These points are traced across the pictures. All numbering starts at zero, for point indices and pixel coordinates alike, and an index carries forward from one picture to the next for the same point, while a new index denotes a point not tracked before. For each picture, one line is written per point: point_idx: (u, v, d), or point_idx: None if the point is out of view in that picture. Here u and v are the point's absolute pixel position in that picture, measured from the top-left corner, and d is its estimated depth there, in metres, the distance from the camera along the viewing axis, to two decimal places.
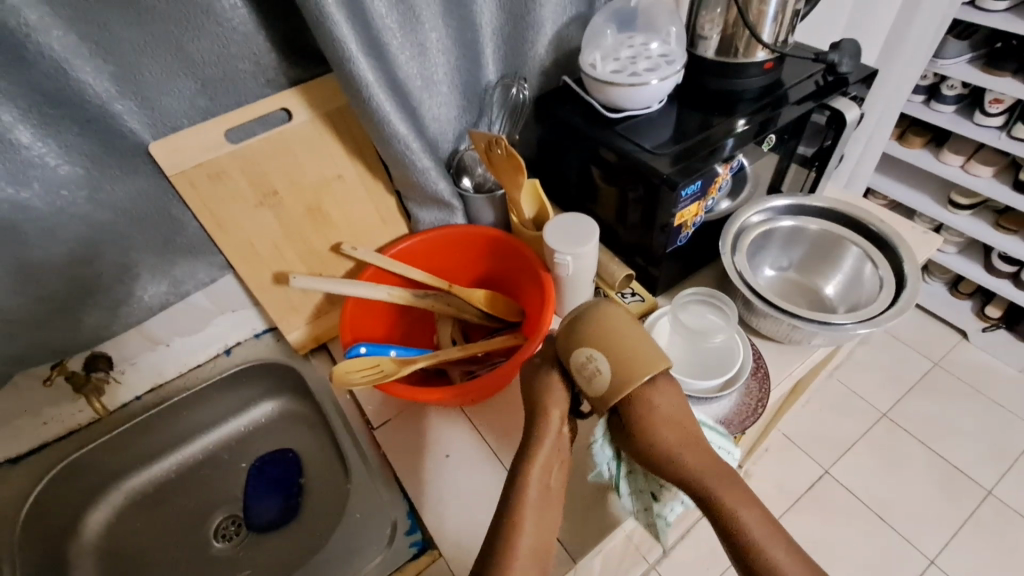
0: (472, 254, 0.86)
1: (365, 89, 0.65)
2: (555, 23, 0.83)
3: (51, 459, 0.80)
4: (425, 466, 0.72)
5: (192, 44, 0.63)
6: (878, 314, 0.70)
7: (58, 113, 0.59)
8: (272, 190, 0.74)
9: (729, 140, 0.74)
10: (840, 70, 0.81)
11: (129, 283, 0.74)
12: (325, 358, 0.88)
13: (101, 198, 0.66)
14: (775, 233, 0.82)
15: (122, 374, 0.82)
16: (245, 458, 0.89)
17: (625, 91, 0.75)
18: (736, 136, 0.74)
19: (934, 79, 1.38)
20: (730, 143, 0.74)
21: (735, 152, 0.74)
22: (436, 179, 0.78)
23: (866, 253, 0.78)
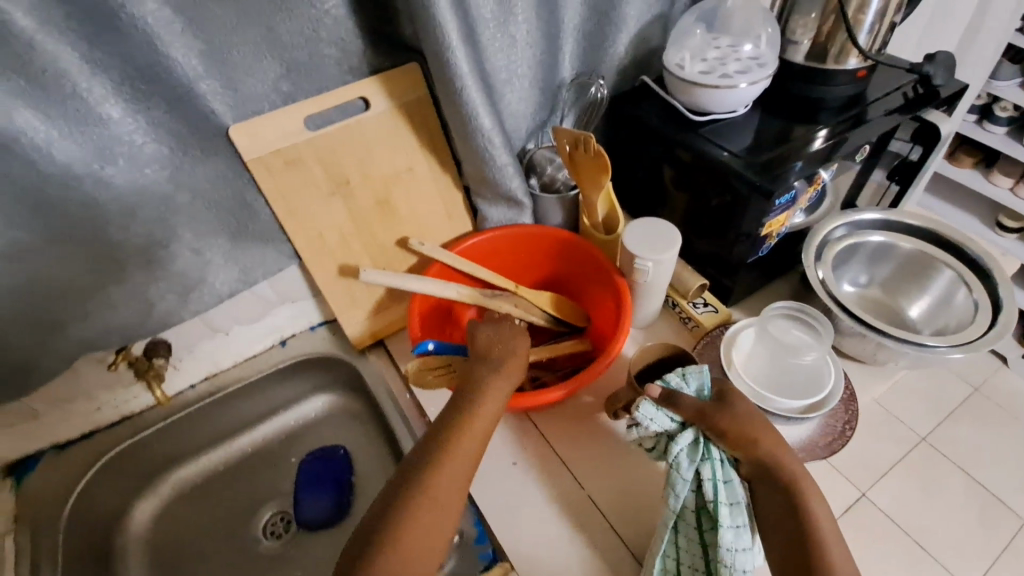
0: (539, 255, 0.84)
1: (456, 79, 0.63)
2: (637, 22, 0.80)
3: (103, 445, 0.78)
4: (495, 472, 0.71)
5: (283, 24, 0.61)
6: (974, 339, 0.68)
7: (149, 90, 0.57)
8: (346, 180, 0.73)
9: (799, 162, 0.70)
10: (933, 83, 0.77)
11: (201, 269, 0.71)
12: (383, 354, 0.86)
13: (183, 180, 0.64)
14: (861, 248, 0.79)
15: (179, 361, 0.80)
16: (294, 452, 0.87)
17: (712, 93, 0.72)
18: (805, 160, 0.70)
19: (986, 99, 1.33)
20: (799, 167, 0.70)
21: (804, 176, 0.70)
22: (511, 177, 0.76)
23: (961, 276, 0.74)
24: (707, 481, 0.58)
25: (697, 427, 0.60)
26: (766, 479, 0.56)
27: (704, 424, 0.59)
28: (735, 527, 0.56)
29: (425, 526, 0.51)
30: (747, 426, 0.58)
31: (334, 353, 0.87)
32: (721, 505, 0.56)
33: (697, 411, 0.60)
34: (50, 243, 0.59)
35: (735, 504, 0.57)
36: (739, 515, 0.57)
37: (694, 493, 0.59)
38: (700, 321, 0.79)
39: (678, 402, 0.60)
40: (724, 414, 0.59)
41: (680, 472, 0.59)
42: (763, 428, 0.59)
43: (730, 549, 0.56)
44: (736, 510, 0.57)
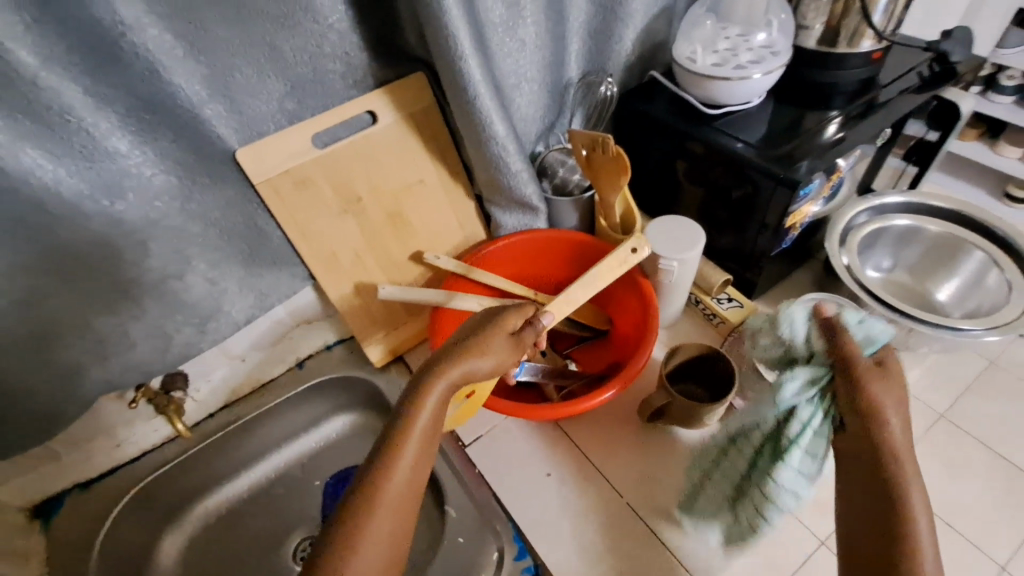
0: (556, 259, 0.82)
1: (469, 87, 0.61)
2: (644, 15, 0.78)
3: (128, 481, 0.78)
4: (528, 485, 0.69)
5: (286, 43, 0.59)
6: (1009, 320, 0.66)
7: (155, 120, 0.55)
8: (356, 196, 0.72)
9: (805, 162, 0.67)
10: (951, 59, 0.76)
11: (217, 298, 0.69)
12: (404, 370, 0.84)
13: (193, 209, 0.62)
14: (885, 232, 0.77)
15: (196, 392, 0.79)
16: (319, 475, 0.85)
17: (726, 85, 0.71)
18: (810, 159, 0.67)
19: (991, 69, 1.30)
20: (805, 167, 0.66)
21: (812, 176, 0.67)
22: (526, 182, 0.74)
23: (992, 257, 0.72)
24: (799, 424, 0.53)
25: (831, 368, 0.52)
26: (866, 461, 0.49)
27: (845, 368, 0.51)
28: (799, 468, 0.54)
29: (388, 513, 0.46)
30: (878, 402, 0.49)
31: (352, 372, 0.85)
32: (796, 447, 0.53)
33: (845, 360, 0.51)
34: (64, 285, 0.57)
35: (810, 453, 0.53)
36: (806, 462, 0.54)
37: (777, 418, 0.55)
38: (726, 317, 0.77)
39: (837, 334, 0.52)
40: (869, 372, 0.50)
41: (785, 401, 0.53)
42: (900, 407, 0.49)
43: (781, 485, 0.54)
44: (808, 455, 0.54)
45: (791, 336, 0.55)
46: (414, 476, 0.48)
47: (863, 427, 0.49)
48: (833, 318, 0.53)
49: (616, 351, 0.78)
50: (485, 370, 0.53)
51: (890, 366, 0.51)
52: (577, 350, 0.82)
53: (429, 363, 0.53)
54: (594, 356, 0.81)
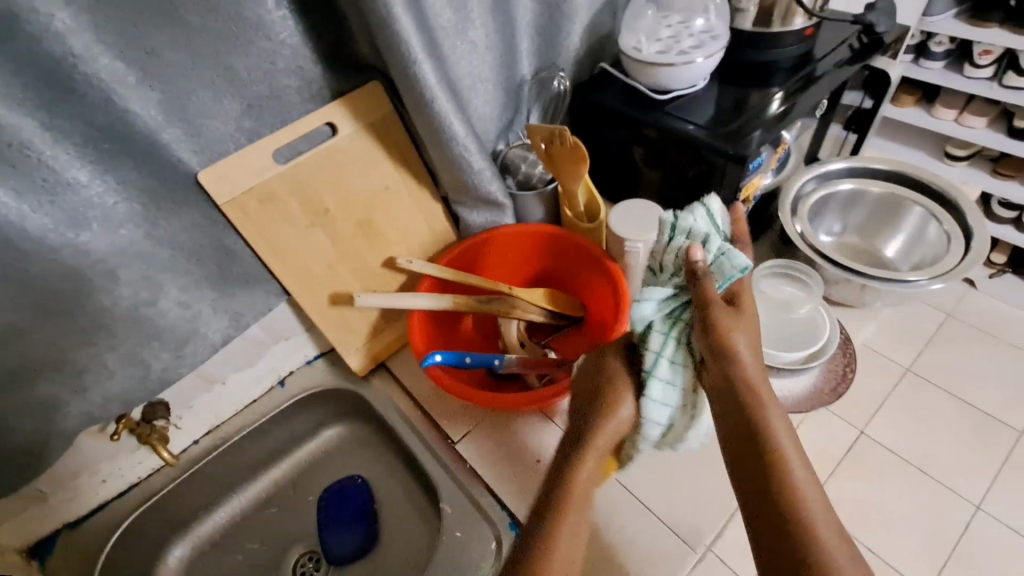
0: (527, 253, 0.85)
1: (425, 92, 0.62)
2: (588, 10, 0.81)
3: (116, 516, 0.77)
4: (518, 473, 0.71)
5: (240, 62, 0.59)
6: (952, 268, 0.71)
7: (113, 148, 0.55)
8: (323, 208, 0.73)
9: (757, 132, 0.71)
10: (877, 31, 0.79)
11: (192, 321, 0.69)
12: (387, 376, 0.85)
13: (159, 235, 0.62)
14: (833, 198, 0.81)
15: (179, 420, 0.78)
16: (311, 490, 0.86)
17: (671, 71, 0.74)
18: (762, 127, 0.72)
19: (921, 37, 1.37)
20: (758, 136, 0.71)
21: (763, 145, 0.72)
22: (490, 180, 0.76)
23: (930, 212, 0.77)
24: (658, 337, 0.56)
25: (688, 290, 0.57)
26: (731, 403, 0.51)
27: (699, 295, 0.54)
28: (665, 384, 0.55)
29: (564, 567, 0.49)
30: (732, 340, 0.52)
31: (336, 384, 0.86)
32: (661, 359, 0.55)
33: (707, 298, 0.54)
34: (32, 321, 0.56)
35: (678, 367, 0.55)
36: (673, 380, 0.55)
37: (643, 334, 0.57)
38: None
39: (700, 270, 0.55)
40: (709, 296, 0.54)
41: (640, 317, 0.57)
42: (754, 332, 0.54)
43: (648, 399, 0.55)
44: (673, 371, 0.55)
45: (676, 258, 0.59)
46: (575, 540, 0.51)
47: (708, 348, 0.53)
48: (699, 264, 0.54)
49: (594, 335, 0.81)
50: (626, 419, 0.56)
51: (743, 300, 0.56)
52: (554, 339, 0.84)
53: (580, 416, 0.57)
54: (571, 343, 0.83)
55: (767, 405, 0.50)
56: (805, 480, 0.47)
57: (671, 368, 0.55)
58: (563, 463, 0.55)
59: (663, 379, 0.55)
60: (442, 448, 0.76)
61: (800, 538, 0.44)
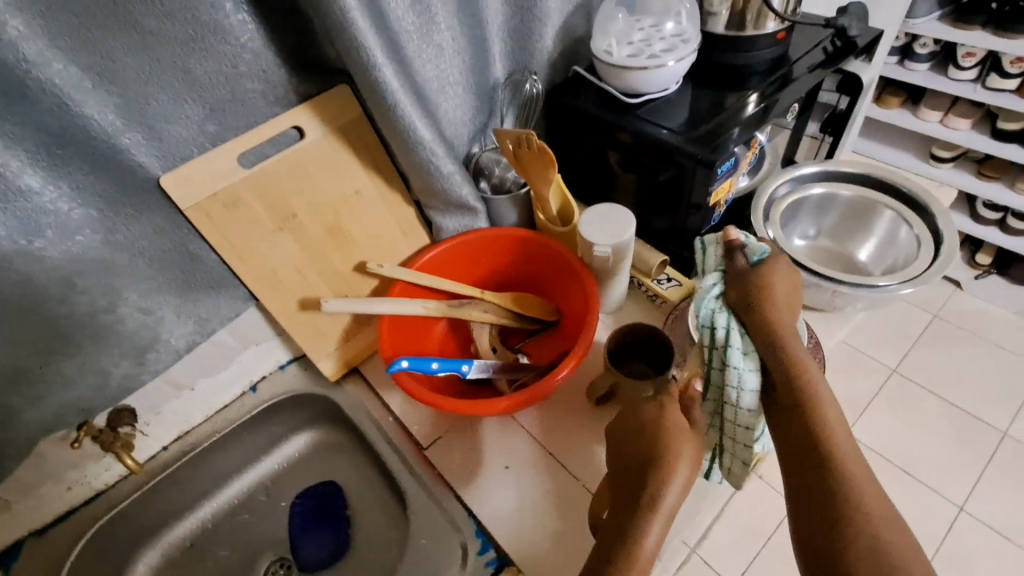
0: (500, 257, 0.84)
1: (388, 96, 0.62)
2: (561, 13, 0.80)
3: (83, 524, 0.76)
4: (522, 480, 0.70)
5: (200, 66, 0.58)
6: (922, 272, 0.70)
7: (67, 153, 0.54)
8: (291, 213, 0.72)
9: (735, 129, 0.72)
10: (849, 34, 0.80)
11: (154, 327, 0.68)
12: (360, 381, 0.85)
13: (118, 241, 0.61)
14: (805, 202, 0.81)
15: (147, 426, 0.78)
16: (284, 496, 0.85)
17: (642, 75, 0.73)
18: (741, 124, 0.72)
19: (906, 39, 1.36)
20: (737, 132, 0.72)
21: (741, 141, 0.72)
22: (460, 184, 0.75)
23: (901, 215, 0.77)
24: (720, 328, 0.61)
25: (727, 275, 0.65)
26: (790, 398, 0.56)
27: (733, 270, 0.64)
28: (746, 368, 0.59)
29: None
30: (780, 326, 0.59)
31: (307, 389, 0.85)
32: (732, 343, 0.60)
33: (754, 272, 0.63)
34: None
35: (750, 350, 0.60)
36: (750, 359, 0.59)
37: (706, 330, 0.62)
38: (667, 296, 0.81)
39: (733, 252, 0.65)
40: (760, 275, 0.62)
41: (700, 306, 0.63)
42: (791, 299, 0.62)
43: (737, 369, 0.59)
44: (747, 355, 0.60)
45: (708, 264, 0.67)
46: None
47: (759, 322, 0.60)
48: (733, 241, 0.65)
49: (567, 340, 0.80)
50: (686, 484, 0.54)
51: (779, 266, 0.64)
52: (528, 343, 0.83)
53: (639, 471, 0.55)
54: (545, 348, 0.82)
55: (822, 395, 0.55)
56: (867, 485, 0.50)
57: (748, 348, 0.60)
58: (628, 522, 0.51)
59: (746, 358, 0.59)
60: (412, 456, 0.75)
61: (845, 543, 0.48)
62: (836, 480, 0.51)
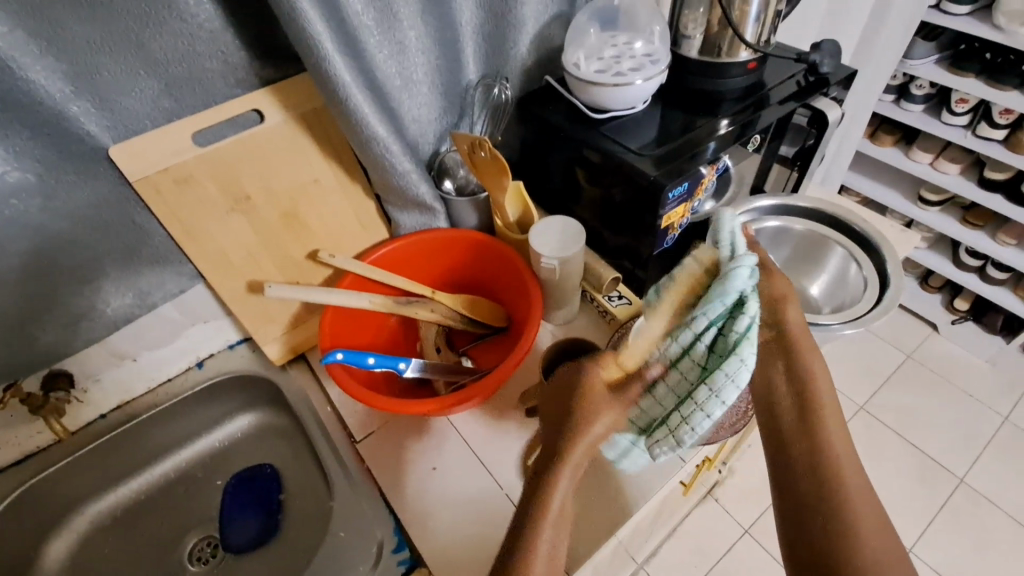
0: (456, 259, 0.85)
1: (341, 89, 0.62)
2: (538, 21, 0.80)
3: (9, 485, 0.76)
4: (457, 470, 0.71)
5: (154, 41, 0.59)
6: (864, 314, 0.71)
7: (7, 116, 0.54)
8: (245, 195, 0.71)
9: (712, 142, 0.73)
10: (821, 70, 0.81)
11: (91, 295, 0.69)
12: (304, 368, 0.85)
13: (58, 207, 0.62)
14: (761, 233, 0.82)
15: (85, 393, 0.78)
16: (219, 475, 0.85)
17: (609, 92, 0.73)
18: (719, 138, 0.73)
19: (903, 78, 1.36)
20: (714, 147, 0.73)
21: (719, 155, 0.73)
22: (417, 183, 0.76)
23: (851, 254, 0.78)
24: (744, 319, 0.51)
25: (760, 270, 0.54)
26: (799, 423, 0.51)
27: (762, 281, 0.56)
28: (738, 371, 0.51)
29: None
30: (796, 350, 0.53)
31: (253, 371, 0.85)
32: (746, 341, 0.51)
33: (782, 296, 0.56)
34: None
35: (752, 358, 0.51)
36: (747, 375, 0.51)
37: (723, 310, 0.52)
38: (615, 314, 0.80)
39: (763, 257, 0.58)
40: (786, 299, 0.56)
41: (735, 284, 0.51)
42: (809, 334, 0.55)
43: (726, 375, 0.51)
44: (748, 363, 0.51)
45: (734, 248, 0.56)
46: (556, 548, 0.47)
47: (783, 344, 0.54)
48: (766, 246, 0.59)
49: (512, 347, 0.80)
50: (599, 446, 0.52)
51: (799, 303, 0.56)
52: (475, 347, 0.82)
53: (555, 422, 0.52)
54: (491, 353, 0.82)
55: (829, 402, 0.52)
56: (856, 487, 0.49)
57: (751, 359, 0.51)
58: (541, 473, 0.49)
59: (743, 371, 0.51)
60: (346, 448, 0.76)
61: (848, 528, 0.47)
62: (829, 484, 0.48)
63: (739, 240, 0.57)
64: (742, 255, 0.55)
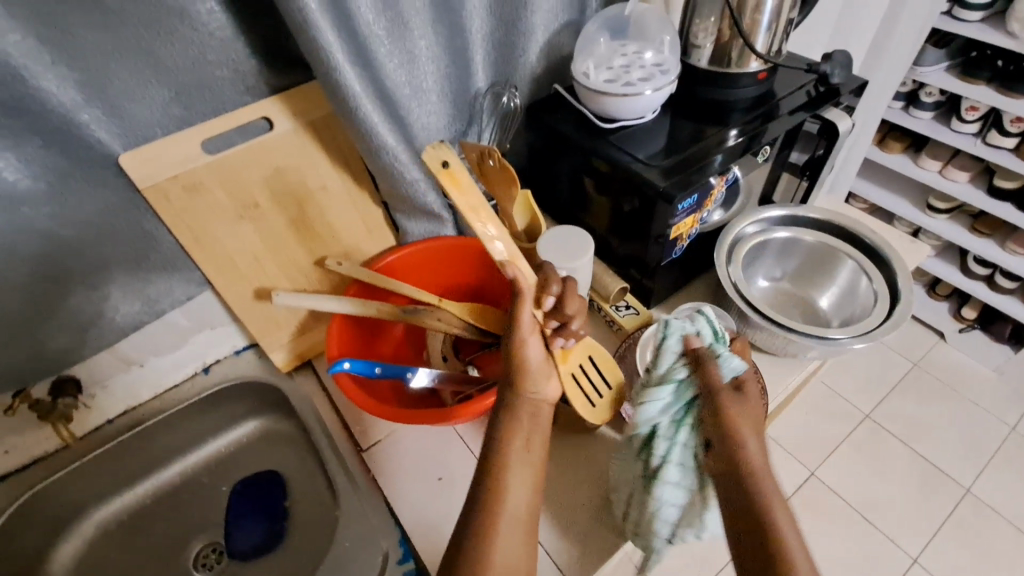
0: (464, 266, 0.84)
1: (351, 99, 0.62)
2: (547, 29, 0.80)
3: (17, 490, 0.76)
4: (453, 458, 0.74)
5: (165, 49, 0.59)
6: (873, 328, 0.70)
7: (19, 124, 0.55)
8: (254, 203, 0.71)
9: (718, 156, 0.72)
10: (832, 81, 0.80)
11: (99, 302, 0.70)
12: (310, 374, 0.85)
13: (68, 215, 0.62)
14: (770, 244, 0.81)
15: (92, 398, 0.78)
16: (225, 481, 0.85)
17: (619, 101, 0.73)
18: (724, 152, 0.73)
19: (912, 86, 1.35)
20: (719, 160, 0.72)
21: (727, 166, 0.73)
22: (425, 191, 0.76)
23: (861, 267, 0.77)
24: (658, 451, 0.60)
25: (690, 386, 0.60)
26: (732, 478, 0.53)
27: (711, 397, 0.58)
28: (674, 488, 0.60)
29: (510, 527, 0.52)
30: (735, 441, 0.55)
31: (259, 377, 0.85)
32: (665, 467, 0.60)
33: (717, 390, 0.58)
34: None
35: (679, 484, 0.59)
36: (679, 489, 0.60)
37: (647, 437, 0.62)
38: (622, 324, 0.80)
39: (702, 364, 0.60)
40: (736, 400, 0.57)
41: (646, 419, 0.60)
42: (748, 427, 0.56)
43: (658, 499, 0.60)
44: (677, 480, 0.59)
45: (657, 366, 0.62)
46: (520, 486, 0.55)
47: (724, 436, 0.55)
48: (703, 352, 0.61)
49: None
50: (545, 394, 0.61)
51: (735, 409, 0.56)
52: (481, 355, 0.82)
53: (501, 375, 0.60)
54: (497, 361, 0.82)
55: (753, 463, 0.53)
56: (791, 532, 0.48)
57: (682, 484, 0.59)
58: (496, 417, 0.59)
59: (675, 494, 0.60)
60: (351, 457, 0.75)
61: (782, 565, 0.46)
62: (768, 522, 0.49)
63: (671, 354, 0.62)
64: (668, 376, 0.60)
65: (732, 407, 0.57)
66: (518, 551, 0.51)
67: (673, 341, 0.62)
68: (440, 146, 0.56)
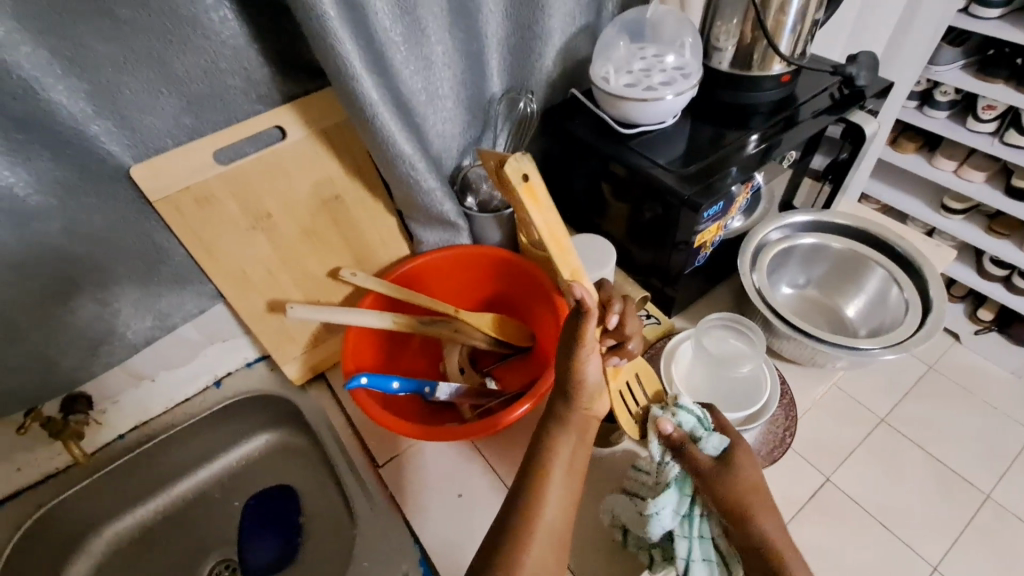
0: (480, 275, 0.82)
1: (368, 108, 0.61)
2: (564, 33, 0.78)
3: (28, 508, 0.75)
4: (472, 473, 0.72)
5: (177, 59, 0.57)
6: (906, 338, 0.68)
7: (29, 139, 0.53)
8: (266, 213, 0.70)
9: (733, 169, 0.70)
10: (857, 83, 0.79)
11: (111, 319, 0.68)
12: (323, 388, 0.83)
13: (80, 230, 0.60)
14: (796, 250, 0.80)
15: (102, 414, 0.77)
16: (237, 496, 0.83)
17: (639, 106, 0.71)
18: (738, 164, 0.70)
19: (927, 84, 1.33)
20: (734, 172, 0.69)
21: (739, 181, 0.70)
22: (441, 200, 0.74)
23: (892, 275, 0.76)
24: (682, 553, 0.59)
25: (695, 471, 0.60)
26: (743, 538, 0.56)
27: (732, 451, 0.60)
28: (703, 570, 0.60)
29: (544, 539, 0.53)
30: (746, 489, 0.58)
31: (271, 390, 0.84)
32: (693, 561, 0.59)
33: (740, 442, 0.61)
34: None
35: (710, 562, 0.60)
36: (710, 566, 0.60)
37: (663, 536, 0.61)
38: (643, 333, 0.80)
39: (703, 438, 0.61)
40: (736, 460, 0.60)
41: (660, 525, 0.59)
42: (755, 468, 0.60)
43: None
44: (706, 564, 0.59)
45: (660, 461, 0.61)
46: (554, 500, 0.54)
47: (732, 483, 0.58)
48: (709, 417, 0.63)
49: (538, 369, 0.78)
50: (597, 410, 0.59)
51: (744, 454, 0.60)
52: (498, 367, 0.80)
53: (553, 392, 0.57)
54: (515, 374, 0.80)
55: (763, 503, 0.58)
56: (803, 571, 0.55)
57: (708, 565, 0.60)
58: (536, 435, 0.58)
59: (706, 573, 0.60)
60: (369, 473, 0.74)
61: None
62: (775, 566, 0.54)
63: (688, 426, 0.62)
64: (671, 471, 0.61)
65: (742, 454, 0.60)
66: (550, 560, 0.53)
67: (684, 419, 0.62)
68: (520, 159, 0.50)
